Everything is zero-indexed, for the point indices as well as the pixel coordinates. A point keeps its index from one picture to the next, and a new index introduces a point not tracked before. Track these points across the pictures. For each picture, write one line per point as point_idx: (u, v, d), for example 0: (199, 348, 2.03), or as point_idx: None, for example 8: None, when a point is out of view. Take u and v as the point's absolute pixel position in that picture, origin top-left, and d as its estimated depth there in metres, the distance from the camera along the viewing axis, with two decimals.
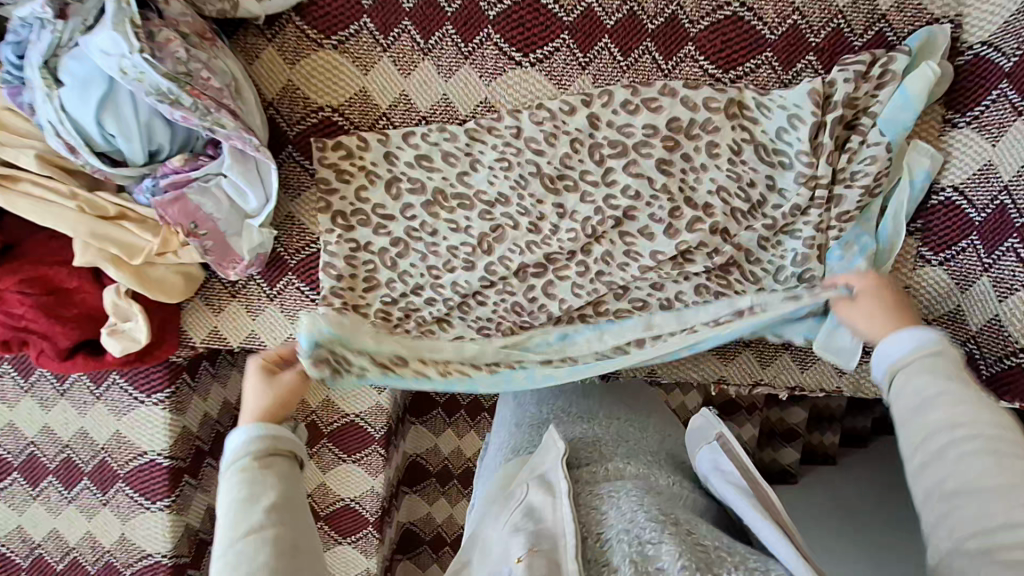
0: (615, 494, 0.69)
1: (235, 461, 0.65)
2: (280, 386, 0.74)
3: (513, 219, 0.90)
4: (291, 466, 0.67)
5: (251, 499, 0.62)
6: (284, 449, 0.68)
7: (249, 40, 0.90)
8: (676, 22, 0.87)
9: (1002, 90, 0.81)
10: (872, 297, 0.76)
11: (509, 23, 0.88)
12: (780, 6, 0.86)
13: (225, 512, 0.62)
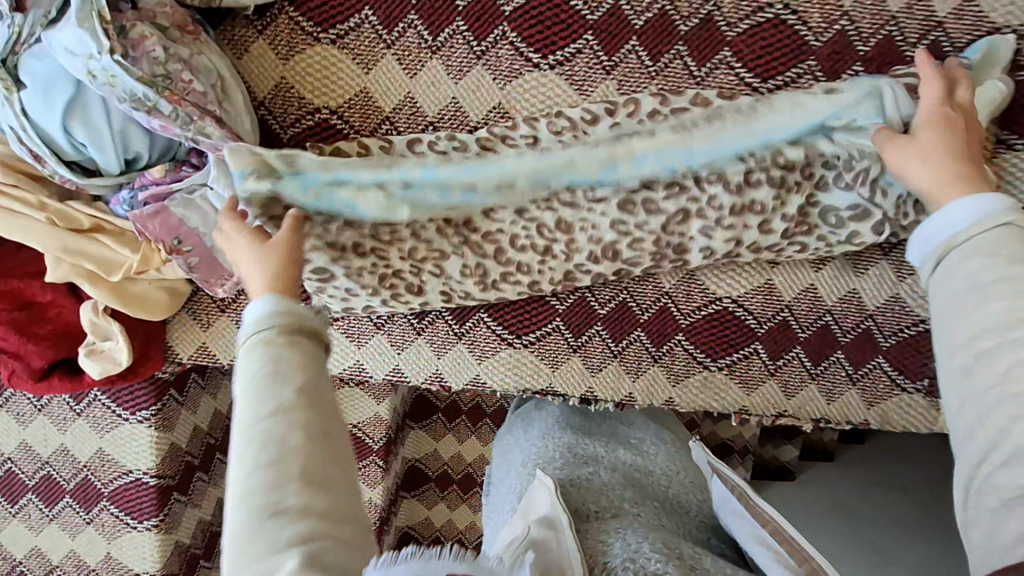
0: (621, 529, 0.67)
1: (257, 336, 0.56)
2: (272, 245, 0.66)
3: (527, 238, 0.83)
4: (317, 349, 0.58)
5: (275, 377, 0.54)
6: (309, 327, 0.58)
7: (238, 32, 0.81)
8: (711, 24, 0.79)
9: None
10: (930, 133, 0.68)
11: (526, 20, 0.79)
12: (827, 8, 0.78)
13: (248, 387, 0.54)
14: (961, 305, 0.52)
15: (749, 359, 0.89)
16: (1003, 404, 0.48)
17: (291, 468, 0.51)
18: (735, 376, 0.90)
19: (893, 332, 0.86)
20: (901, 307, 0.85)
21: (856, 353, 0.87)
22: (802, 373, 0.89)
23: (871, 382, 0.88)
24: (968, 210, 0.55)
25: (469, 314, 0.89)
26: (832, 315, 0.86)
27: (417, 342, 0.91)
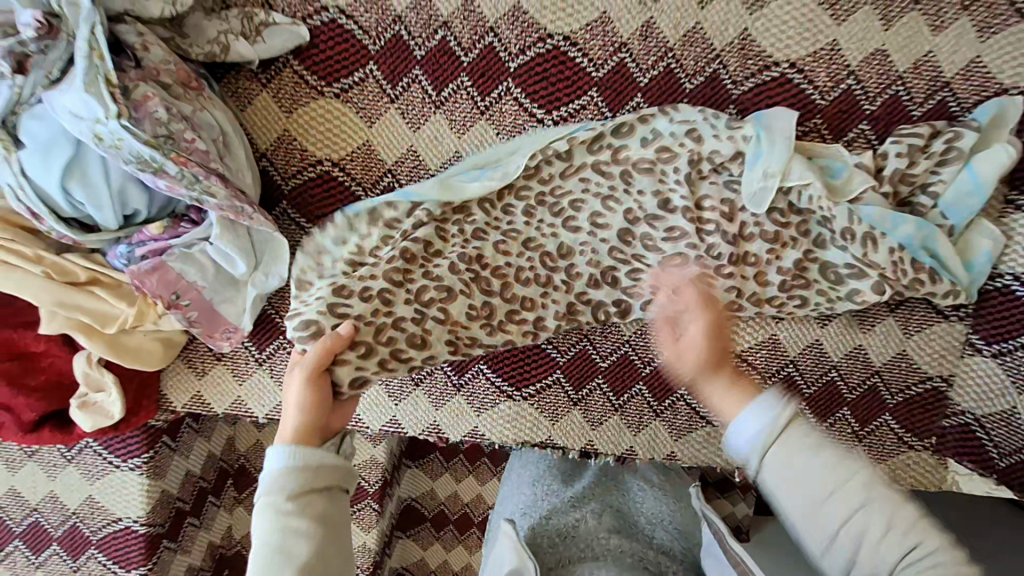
0: None
1: (274, 492, 0.55)
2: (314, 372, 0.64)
3: None
4: (333, 497, 0.58)
5: (290, 544, 0.54)
6: (334, 476, 0.58)
7: (241, 84, 0.80)
8: (717, 81, 0.79)
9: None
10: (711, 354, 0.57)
11: (530, 76, 0.79)
12: (833, 68, 0.78)
13: (259, 546, 0.54)
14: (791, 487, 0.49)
15: None
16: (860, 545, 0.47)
17: None
18: None
19: (900, 389, 0.85)
20: (908, 363, 0.84)
21: (862, 410, 0.86)
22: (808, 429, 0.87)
23: (879, 440, 0.86)
24: (758, 420, 0.51)
25: (467, 364, 0.87)
26: (837, 372, 0.85)
27: (414, 393, 0.89)
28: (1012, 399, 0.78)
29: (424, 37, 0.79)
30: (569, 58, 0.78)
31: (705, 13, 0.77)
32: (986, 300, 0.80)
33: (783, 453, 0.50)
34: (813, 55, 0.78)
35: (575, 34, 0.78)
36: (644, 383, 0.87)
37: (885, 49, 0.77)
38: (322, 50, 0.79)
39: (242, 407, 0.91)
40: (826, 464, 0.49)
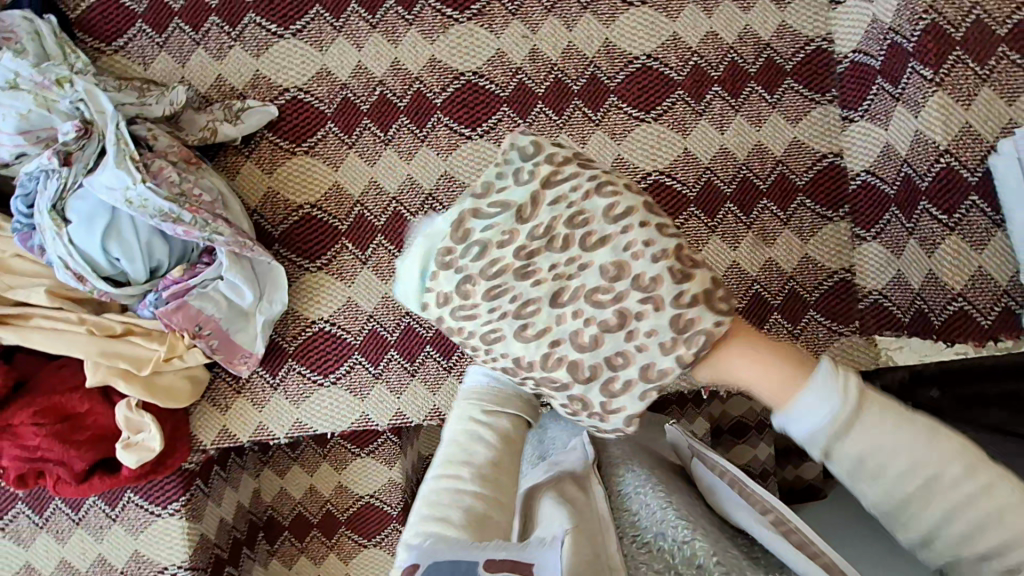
0: (639, 490, 0.74)
1: (472, 397, 0.73)
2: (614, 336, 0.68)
3: None
4: (515, 422, 0.72)
5: (473, 437, 0.69)
6: (518, 404, 0.73)
7: (230, 158, 1.01)
8: (596, 80, 1.02)
9: (1002, 54, 0.82)
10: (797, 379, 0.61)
11: (454, 105, 1.02)
12: (680, 52, 1.02)
13: (451, 428, 0.72)
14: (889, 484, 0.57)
15: None
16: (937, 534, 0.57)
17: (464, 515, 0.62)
18: None
19: (814, 287, 0.99)
20: (814, 265, 0.99)
21: (791, 310, 0.99)
22: None
23: (813, 332, 0.98)
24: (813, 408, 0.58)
25: (453, 346, 1.02)
26: (760, 283, 0.99)
27: (413, 383, 1.02)
28: (898, 267, 0.92)
29: (366, 94, 1.02)
30: (479, 87, 1.01)
31: (573, 34, 1.02)
32: (854, 197, 0.99)
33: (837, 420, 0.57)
34: (661, 47, 1.02)
35: (481, 69, 1.01)
36: None
37: (713, 30, 1.02)
38: (290, 120, 1.01)
39: (264, 431, 1.02)
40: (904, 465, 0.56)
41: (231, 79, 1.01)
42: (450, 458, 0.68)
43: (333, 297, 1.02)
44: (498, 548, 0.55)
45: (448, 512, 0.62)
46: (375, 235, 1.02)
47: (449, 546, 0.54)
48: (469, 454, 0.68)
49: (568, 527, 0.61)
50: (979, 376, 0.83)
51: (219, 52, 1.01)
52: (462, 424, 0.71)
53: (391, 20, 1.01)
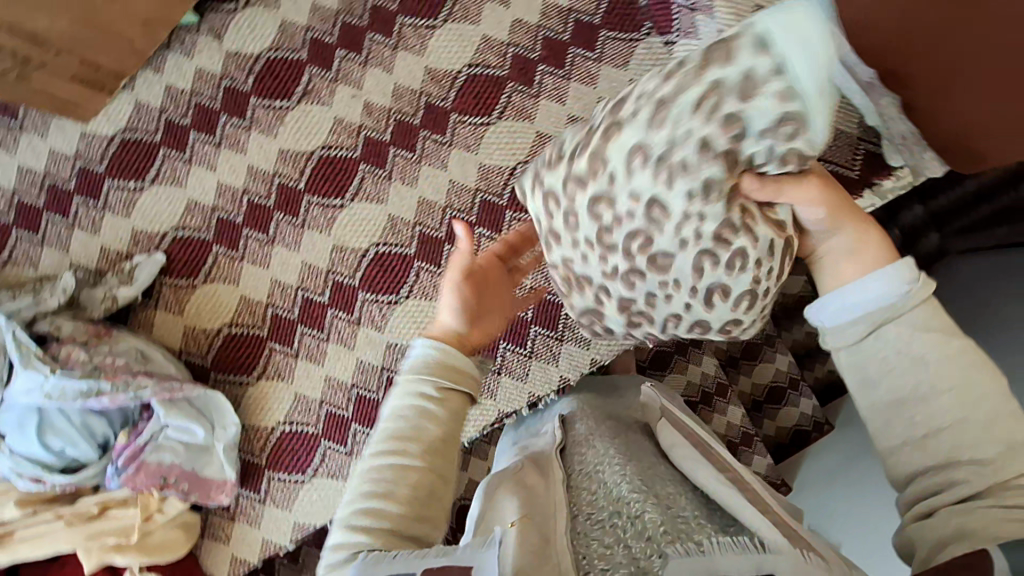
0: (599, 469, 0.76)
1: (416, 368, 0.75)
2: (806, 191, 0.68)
3: (422, 309, 1.05)
4: (464, 398, 0.75)
5: (422, 411, 0.72)
6: (466, 373, 0.75)
7: (141, 315, 1.05)
8: (433, 106, 1.06)
9: None
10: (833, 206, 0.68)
11: (317, 182, 1.05)
12: (496, 49, 1.06)
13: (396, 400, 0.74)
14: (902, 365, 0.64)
15: None
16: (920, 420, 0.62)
17: (406, 493, 0.68)
18: None
19: None
20: None
21: None
22: None
23: None
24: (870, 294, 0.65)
25: None
26: None
27: None
28: None
29: (236, 207, 1.06)
30: (332, 158, 1.06)
31: (395, 74, 1.06)
32: None
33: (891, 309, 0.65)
34: (478, 52, 1.06)
35: (328, 140, 1.06)
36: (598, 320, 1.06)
37: (518, 18, 1.06)
38: (178, 258, 1.05)
39: (270, 545, 1.05)
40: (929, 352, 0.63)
41: (114, 245, 1.05)
42: (396, 433, 0.71)
43: (282, 398, 1.05)
44: (439, 559, 0.60)
45: (392, 488, 0.68)
46: (295, 327, 1.05)
47: (383, 556, 0.61)
48: (419, 430, 0.71)
49: (512, 522, 0.66)
50: (967, 207, 1.12)
51: (93, 226, 1.05)
52: (408, 399, 0.73)
53: (230, 133, 1.06)
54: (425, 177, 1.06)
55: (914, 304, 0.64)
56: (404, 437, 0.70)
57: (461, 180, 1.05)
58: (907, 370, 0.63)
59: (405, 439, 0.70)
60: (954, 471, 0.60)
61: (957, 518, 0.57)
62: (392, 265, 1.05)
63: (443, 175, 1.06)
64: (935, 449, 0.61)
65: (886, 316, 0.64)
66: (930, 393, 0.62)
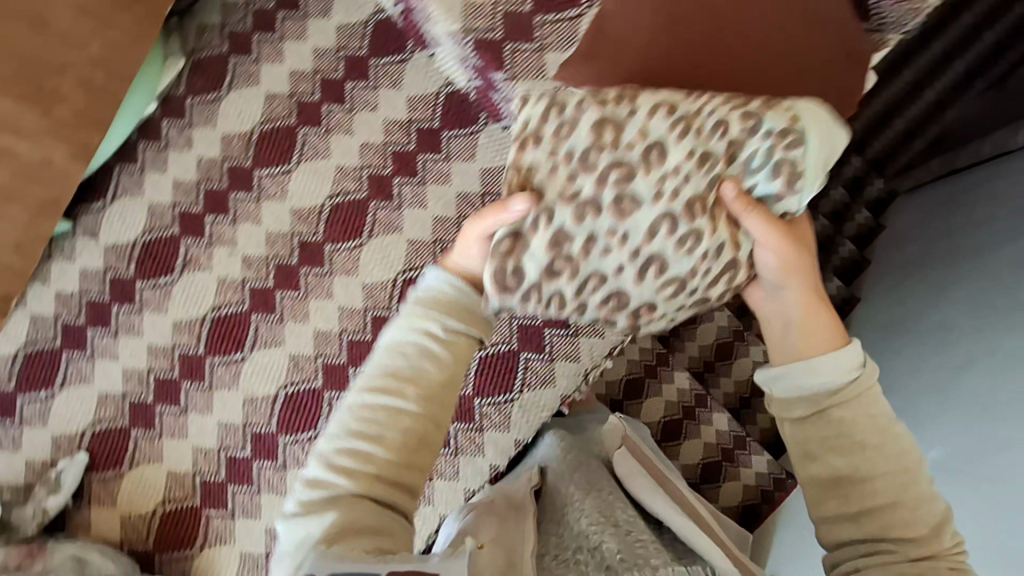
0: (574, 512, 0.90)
1: (432, 298, 0.79)
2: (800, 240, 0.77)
3: None
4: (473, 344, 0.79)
5: (426, 352, 0.76)
6: (478, 318, 0.79)
7: (76, 517, 1.07)
8: (306, 242, 1.10)
9: (540, 20, 0.92)
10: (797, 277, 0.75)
11: (215, 343, 1.09)
12: (352, 175, 1.11)
13: (394, 335, 0.78)
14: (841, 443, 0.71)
15: (530, 368, 1.07)
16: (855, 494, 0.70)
17: (394, 441, 0.72)
18: (530, 386, 1.07)
19: None
20: None
21: None
22: (569, 338, 1.06)
23: None
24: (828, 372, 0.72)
25: None
26: None
27: None
28: None
29: (145, 387, 1.09)
30: (224, 317, 1.09)
31: (264, 222, 1.11)
32: None
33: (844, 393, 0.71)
34: (335, 182, 1.11)
35: (217, 302, 1.10)
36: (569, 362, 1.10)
37: (365, 140, 1.11)
38: (100, 451, 1.08)
39: None
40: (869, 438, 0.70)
41: (37, 456, 1.08)
42: (398, 371, 0.75)
43: (229, 561, 1.06)
44: (404, 563, 0.62)
45: (381, 432, 0.72)
46: (225, 487, 1.07)
47: (347, 564, 0.59)
48: (417, 369, 0.75)
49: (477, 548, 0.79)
50: (909, 146, 1.88)
51: (14, 443, 1.08)
52: (416, 334, 0.77)
53: (125, 320, 1.11)
54: (314, 311, 1.09)
55: (862, 395, 0.71)
56: (410, 372, 0.74)
57: (349, 304, 1.09)
58: (844, 452, 0.71)
59: (409, 382, 0.74)
60: (878, 543, 0.68)
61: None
62: (304, 402, 1.07)
63: (331, 305, 1.09)
64: (865, 526, 0.69)
65: (831, 401, 0.72)
66: (868, 477, 0.69)
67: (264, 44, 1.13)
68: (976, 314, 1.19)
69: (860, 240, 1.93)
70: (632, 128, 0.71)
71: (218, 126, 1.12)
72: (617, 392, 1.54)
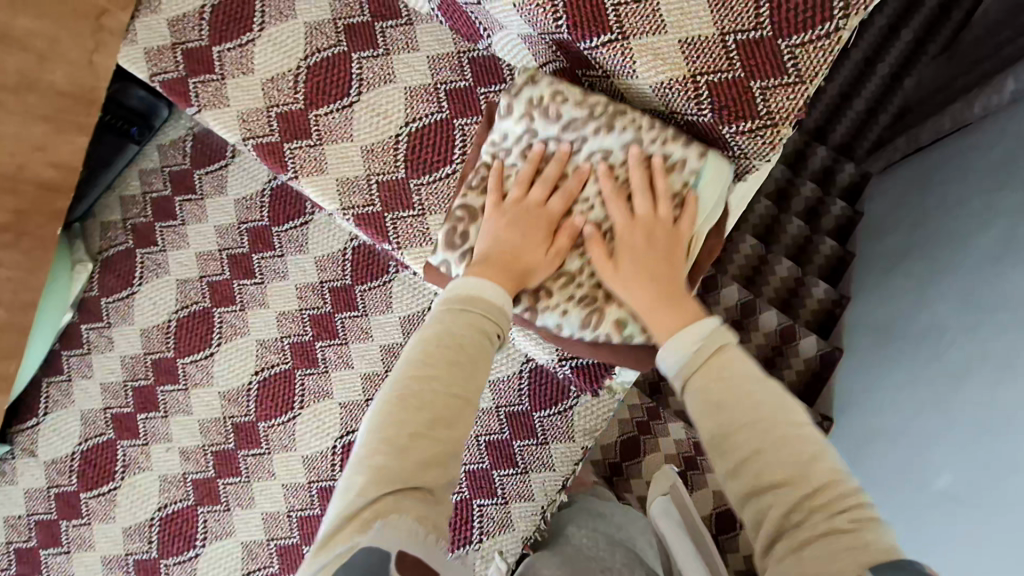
0: None
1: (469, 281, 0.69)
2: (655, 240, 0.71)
3: None
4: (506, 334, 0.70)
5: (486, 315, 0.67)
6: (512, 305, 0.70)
7: None
8: (239, 424, 1.07)
9: (414, 185, 0.90)
10: (649, 268, 0.70)
11: (166, 544, 1.06)
12: (274, 345, 1.09)
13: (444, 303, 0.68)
14: (712, 403, 0.59)
15: (485, 515, 1.03)
16: (743, 453, 0.55)
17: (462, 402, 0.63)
18: (488, 532, 1.02)
19: (517, 393, 1.04)
20: (501, 382, 1.04)
21: (518, 430, 1.03)
22: (519, 478, 1.03)
23: (552, 427, 1.02)
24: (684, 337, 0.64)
25: None
26: (481, 435, 1.04)
27: None
28: (534, 349, 0.98)
29: None
30: (171, 515, 1.07)
31: (196, 411, 1.09)
32: None
33: (708, 360, 0.62)
34: (259, 358, 1.09)
35: (162, 502, 1.08)
36: (547, 445, 1.02)
37: (281, 311, 1.09)
38: None
39: None
40: (741, 393, 0.58)
41: None
42: (413, 380, 0.62)
43: None
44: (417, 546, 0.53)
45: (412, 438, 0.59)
46: None
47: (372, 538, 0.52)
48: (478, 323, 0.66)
49: None
50: (872, 122, 1.93)
51: None
52: (447, 327, 0.65)
53: (75, 535, 1.08)
54: (259, 493, 1.05)
55: (713, 355, 0.62)
56: (443, 365, 0.63)
57: (292, 481, 1.04)
58: (714, 409, 0.58)
59: (455, 370, 0.63)
60: (767, 500, 0.53)
61: (792, 553, 0.50)
62: None
63: (274, 483, 1.05)
64: (748, 478, 0.55)
65: (686, 374, 0.62)
66: (726, 433, 0.57)
67: (167, 231, 1.14)
68: (959, 324, 1.14)
69: (840, 235, 1.87)
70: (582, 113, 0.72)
71: (136, 321, 1.12)
72: (612, 453, 1.35)
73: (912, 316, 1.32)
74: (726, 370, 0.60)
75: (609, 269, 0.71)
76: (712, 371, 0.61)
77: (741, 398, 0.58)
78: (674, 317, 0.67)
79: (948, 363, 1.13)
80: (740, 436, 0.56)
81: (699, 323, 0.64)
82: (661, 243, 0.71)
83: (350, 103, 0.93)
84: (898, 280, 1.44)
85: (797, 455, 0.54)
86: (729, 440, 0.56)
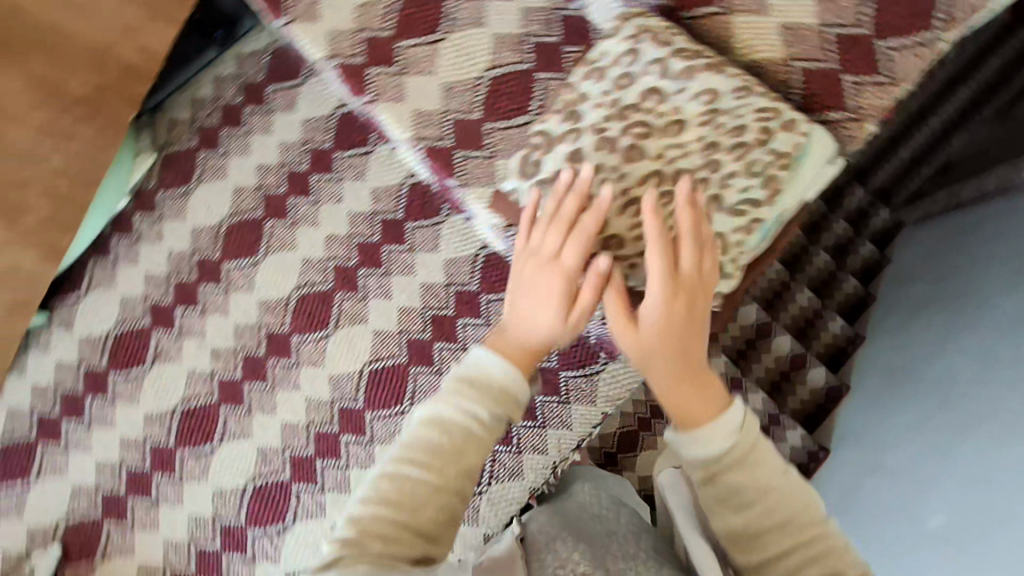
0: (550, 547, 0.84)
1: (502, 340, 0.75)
2: (681, 314, 0.68)
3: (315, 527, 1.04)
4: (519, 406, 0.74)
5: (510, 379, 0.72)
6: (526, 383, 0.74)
7: None
8: (273, 335, 1.11)
9: (488, 128, 0.92)
10: (669, 340, 0.67)
11: (185, 435, 1.10)
12: (318, 266, 1.12)
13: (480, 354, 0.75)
14: (726, 481, 0.63)
15: (497, 462, 1.05)
16: (754, 527, 0.61)
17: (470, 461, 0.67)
18: (499, 478, 1.05)
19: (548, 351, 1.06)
20: None
21: (544, 386, 1.06)
22: (536, 432, 1.05)
23: (576, 389, 1.05)
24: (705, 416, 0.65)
25: None
26: None
27: None
28: None
29: (116, 479, 1.10)
30: (193, 409, 1.10)
31: (232, 314, 1.12)
32: None
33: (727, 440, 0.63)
34: (302, 276, 1.12)
35: (185, 395, 1.11)
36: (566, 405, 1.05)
37: (330, 233, 1.12)
38: (76, 543, 1.09)
39: None
40: (757, 471, 0.62)
41: (15, 547, 1.08)
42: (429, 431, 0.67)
43: None
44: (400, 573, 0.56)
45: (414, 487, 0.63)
46: None
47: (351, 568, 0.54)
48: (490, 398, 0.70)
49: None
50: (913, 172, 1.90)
51: None
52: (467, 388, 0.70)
53: (98, 410, 1.12)
54: (282, 403, 1.08)
55: (731, 439, 0.64)
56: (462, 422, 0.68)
57: (315, 396, 1.08)
58: (739, 506, 0.62)
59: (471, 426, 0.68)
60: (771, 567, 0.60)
61: None
62: (272, 496, 1.06)
63: (297, 396, 1.08)
64: (754, 546, 0.61)
65: (701, 458, 0.64)
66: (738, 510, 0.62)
67: (232, 138, 1.17)
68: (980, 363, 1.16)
69: (865, 275, 1.91)
70: (676, 84, 0.74)
71: (188, 219, 1.15)
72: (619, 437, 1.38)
73: (931, 354, 1.33)
74: (747, 448, 0.63)
75: (628, 333, 0.70)
76: (730, 451, 0.63)
77: (759, 475, 0.62)
78: (692, 393, 0.67)
79: (965, 397, 1.14)
80: (753, 513, 0.61)
81: (722, 414, 0.64)
82: (695, 313, 0.68)
83: (439, 39, 0.95)
84: (919, 320, 1.46)
85: (806, 533, 0.59)
86: (740, 515, 0.62)
